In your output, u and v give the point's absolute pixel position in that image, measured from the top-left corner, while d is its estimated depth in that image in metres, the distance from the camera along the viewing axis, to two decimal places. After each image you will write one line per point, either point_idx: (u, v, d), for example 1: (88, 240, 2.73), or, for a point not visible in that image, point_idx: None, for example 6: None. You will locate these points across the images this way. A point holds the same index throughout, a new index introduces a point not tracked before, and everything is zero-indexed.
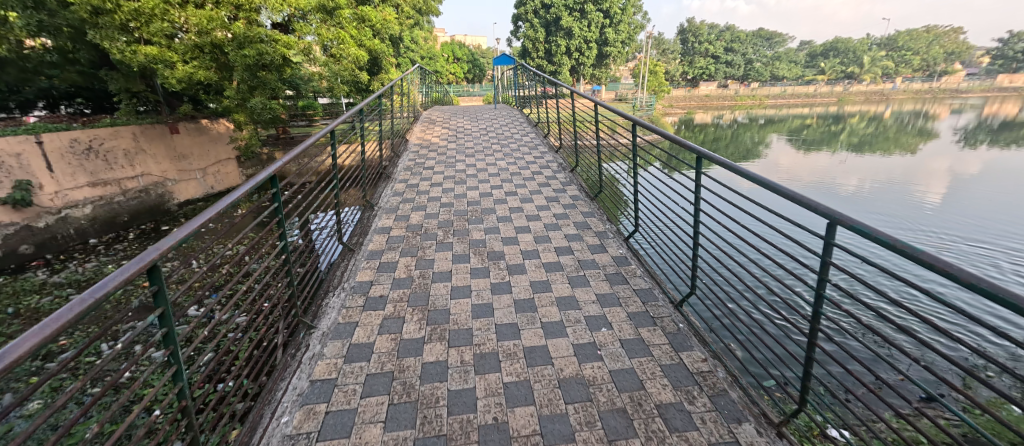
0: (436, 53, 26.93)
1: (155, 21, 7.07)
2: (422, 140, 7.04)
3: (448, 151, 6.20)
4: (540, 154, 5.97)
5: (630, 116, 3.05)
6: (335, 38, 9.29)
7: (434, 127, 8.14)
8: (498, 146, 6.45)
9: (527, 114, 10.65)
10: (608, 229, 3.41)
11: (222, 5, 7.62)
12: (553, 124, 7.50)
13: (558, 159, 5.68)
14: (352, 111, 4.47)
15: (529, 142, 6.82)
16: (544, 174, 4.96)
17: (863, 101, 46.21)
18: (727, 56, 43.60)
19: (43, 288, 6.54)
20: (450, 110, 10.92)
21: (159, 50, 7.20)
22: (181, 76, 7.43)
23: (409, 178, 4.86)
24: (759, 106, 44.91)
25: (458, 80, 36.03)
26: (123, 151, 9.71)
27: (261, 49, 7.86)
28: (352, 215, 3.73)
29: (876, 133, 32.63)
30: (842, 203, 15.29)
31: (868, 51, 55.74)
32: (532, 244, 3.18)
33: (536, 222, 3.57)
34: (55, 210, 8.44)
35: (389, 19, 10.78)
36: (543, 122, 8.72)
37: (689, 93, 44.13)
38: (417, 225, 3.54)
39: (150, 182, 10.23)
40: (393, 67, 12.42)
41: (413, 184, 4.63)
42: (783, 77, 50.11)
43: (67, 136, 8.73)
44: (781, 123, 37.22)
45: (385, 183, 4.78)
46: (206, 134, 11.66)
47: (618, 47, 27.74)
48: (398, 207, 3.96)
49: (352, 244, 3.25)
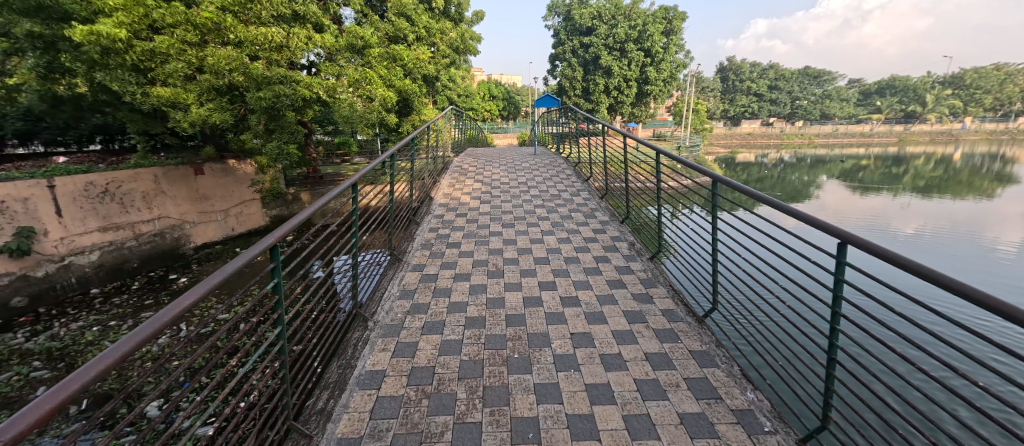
0: (471, 91, 26.76)
1: (170, 61, 6.39)
2: (451, 196, 5.83)
3: (481, 216, 4.88)
4: (600, 225, 4.58)
5: (717, 172, 2.36)
6: (362, 78, 8.36)
7: (466, 178, 6.96)
8: (542, 209, 5.16)
9: (568, 157, 9.35)
10: (753, 406, 1.95)
11: (243, 46, 6.90)
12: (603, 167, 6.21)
13: (623, 232, 4.29)
14: (376, 160, 3.58)
15: (580, 202, 5.48)
16: (613, 263, 3.58)
17: (927, 142, 42.26)
18: (772, 95, 41.72)
19: (9, 360, 5.67)
20: (483, 155, 9.81)
21: (173, 91, 6.48)
22: (193, 120, 6.71)
23: (429, 264, 3.57)
24: (808, 145, 42.18)
25: (493, 117, 35.78)
26: (142, 194, 9.21)
27: (279, 91, 6.98)
28: (345, 325, 2.63)
29: (948, 176, 29.17)
30: (950, 256, 12.66)
31: (931, 90, 51.81)
32: (624, 439, 1.79)
33: (621, 374, 2.18)
34: (57, 258, 7.83)
35: (423, 57, 9.75)
36: (586, 166, 7.45)
37: (730, 132, 42.35)
38: (429, 368, 2.26)
39: (166, 225, 9.65)
40: (427, 107, 11.59)
41: (431, 274, 3.38)
42: (834, 115, 47.24)
43: (83, 180, 8.24)
44: (833, 164, 34.36)
45: (394, 268, 3.53)
46: (231, 175, 11.12)
47: (659, 85, 26.33)
48: (403, 323, 2.68)
49: (313, 418, 1.96)
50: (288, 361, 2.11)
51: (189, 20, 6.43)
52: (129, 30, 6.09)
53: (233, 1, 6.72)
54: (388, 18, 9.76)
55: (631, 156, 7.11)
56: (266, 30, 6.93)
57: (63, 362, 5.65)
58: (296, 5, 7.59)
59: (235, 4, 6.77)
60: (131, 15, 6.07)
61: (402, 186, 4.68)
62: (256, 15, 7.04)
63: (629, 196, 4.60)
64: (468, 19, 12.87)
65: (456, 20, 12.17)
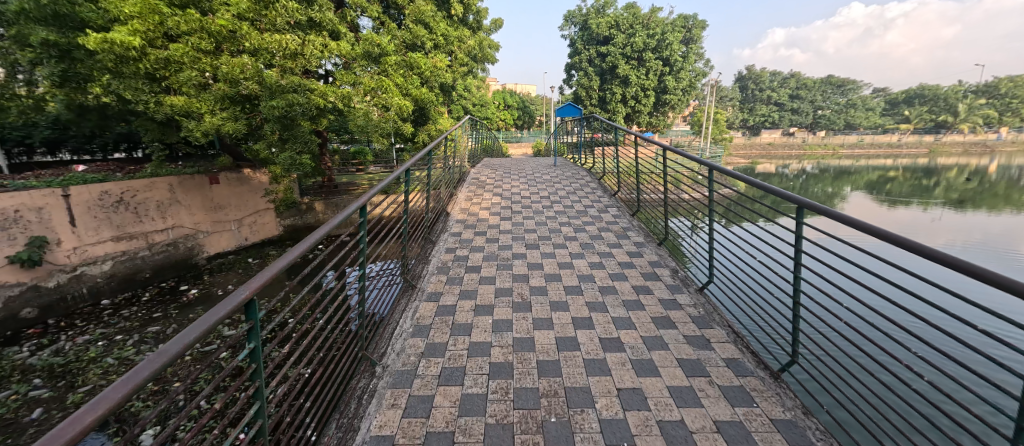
0: (486, 100, 26.61)
1: (183, 69, 6.22)
2: (469, 211, 5.45)
3: (502, 235, 4.46)
4: (635, 245, 4.12)
5: (794, 193, 1.96)
6: (377, 86, 8.04)
7: (484, 191, 6.57)
8: (569, 226, 4.72)
9: (588, 167, 8.94)
10: None
11: (257, 54, 6.70)
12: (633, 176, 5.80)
13: (662, 254, 3.85)
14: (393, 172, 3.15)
15: (610, 219, 5.03)
16: (657, 295, 3.08)
17: (960, 153, 40.39)
18: (794, 104, 40.63)
19: (10, 377, 5.46)
20: (500, 166, 9.43)
21: (186, 100, 6.31)
22: (205, 129, 6.52)
23: (446, 292, 3.16)
24: (832, 155, 40.76)
25: (507, 126, 35.63)
26: (156, 203, 9.10)
27: (293, 100, 6.72)
28: (350, 372, 2.25)
29: (983, 188, 27.71)
30: None
31: (963, 99, 49.83)
32: None
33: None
34: (69, 268, 7.72)
35: (440, 65, 9.46)
36: (608, 175, 7.05)
37: (749, 142, 41.32)
38: (448, 436, 1.84)
39: (180, 234, 9.54)
40: (442, 116, 11.28)
41: (449, 304, 2.99)
42: (859, 125, 45.74)
43: (98, 189, 8.14)
44: (858, 175, 33.11)
45: (407, 297, 3.13)
46: (246, 184, 10.99)
47: (677, 95, 25.74)
48: (417, 371, 2.29)
49: None
50: (278, 427, 1.73)
51: (203, 27, 6.25)
52: (143, 38, 5.93)
53: (248, 7, 6.52)
54: (405, 26, 9.50)
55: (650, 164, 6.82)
56: (280, 37, 6.68)
57: (64, 380, 5.40)
58: (311, 12, 7.35)
59: (250, 11, 6.58)
60: (146, 23, 5.92)
61: (417, 198, 4.30)
62: (270, 22, 6.82)
63: (667, 207, 4.12)
64: (486, 27, 12.63)
65: (473, 28, 11.92)
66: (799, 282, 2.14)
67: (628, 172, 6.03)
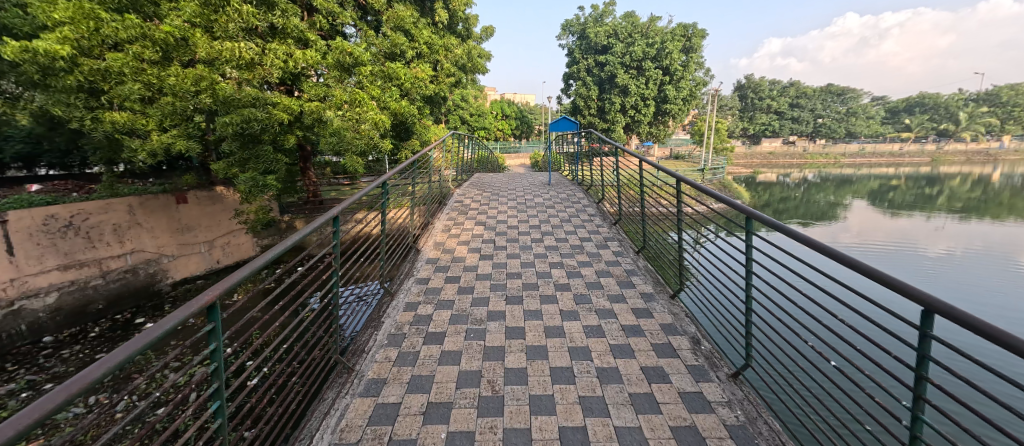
0: (483, 111, 25.89)
1: (124, 81, 5.44)
2: (446, 245, 4.64)
3: (480, 281, 3.66)
4: (641, 296, 3.31)
5: (960, 310, 1.12)
6: (350, 100, 7.33)
7: (467, 218, 5.77)
8: (560, 267, 3.93)
9: (585, 182, 8.19)
10: None
11: (212, 64, 5.96)
12: (631, 191, 5.09)
13: (674, 309, 3.08)
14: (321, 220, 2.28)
15: (611, 255, 4.21)
16: (677, 388, 2.26)
17: (962, 161, 39.64)
18: (795, 113, 40.11)
19: None
20: (489, 185, 8.64)
21: (130, 117, 5.54)
22: (152, 148, 5.74)
23: (391, 381, 2.35)
24: (834, 164, 39.97)
25: (506, 136, 34.81)
26: (113, 226, 8.29)
27: (249, 115, 5.94)
28: None
29: (988, 196, 26.93)
30: None
31: (962, 108, 49.34)
32: None
33: None
34: (5, 303, 6.85)
35: (423, 75, 8.73)
36: (605, 188, 6.32)
37: (750, 151, 40.67)
38: None
39: (140, 260, 8.72)
40: (430, 129, 10.53)
41: (391, 403, 2.18)
42: (859, 133, 45.20)
43: (43, 212, 7.34)
44: (860, 184, 32.38)
45: (337, 390, 2.30)
46: (218, 203, 10.21)
47: (678, 104, 25.01)
48: None
49: None
50: None
51: (147, 35, 5.48)
52: (75, 47, 5.21)
53: (195, 12, 5.81)
54: (384, 33, 8.75)
55: (649, 177, 6.07)
56: (233, 44, 5.91)
57: None
58: (272, 17, 6.60)
59: (200, 16, 5.85)
60: (79, 29, 5.20)
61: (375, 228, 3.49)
62: (222, 28, 6.03)
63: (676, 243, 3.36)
64: (476, 35, 11.97)
65: (462, 37, 11.36)
66: (916, 426, 1.37)
67: (624, 185, 5.28)
